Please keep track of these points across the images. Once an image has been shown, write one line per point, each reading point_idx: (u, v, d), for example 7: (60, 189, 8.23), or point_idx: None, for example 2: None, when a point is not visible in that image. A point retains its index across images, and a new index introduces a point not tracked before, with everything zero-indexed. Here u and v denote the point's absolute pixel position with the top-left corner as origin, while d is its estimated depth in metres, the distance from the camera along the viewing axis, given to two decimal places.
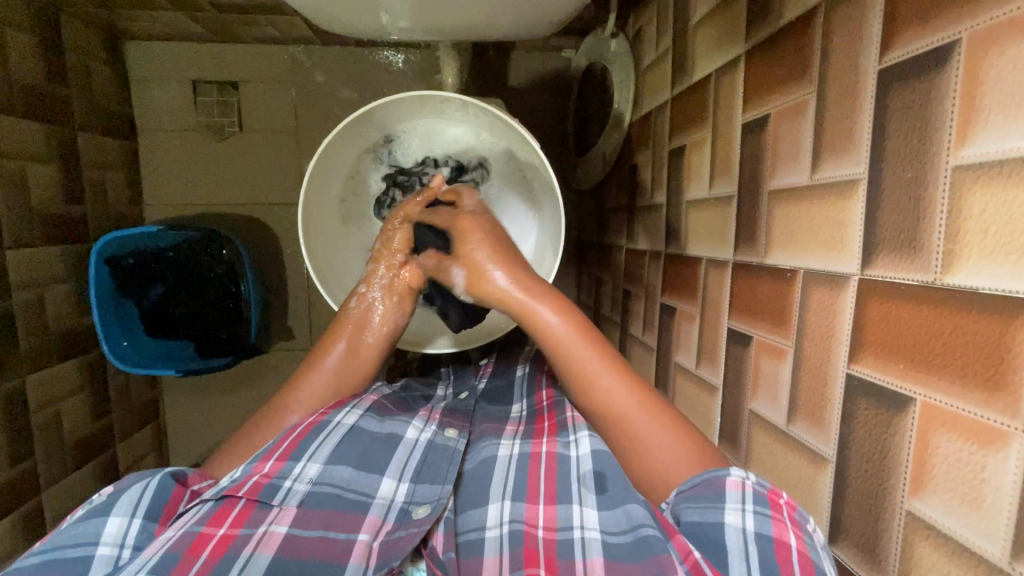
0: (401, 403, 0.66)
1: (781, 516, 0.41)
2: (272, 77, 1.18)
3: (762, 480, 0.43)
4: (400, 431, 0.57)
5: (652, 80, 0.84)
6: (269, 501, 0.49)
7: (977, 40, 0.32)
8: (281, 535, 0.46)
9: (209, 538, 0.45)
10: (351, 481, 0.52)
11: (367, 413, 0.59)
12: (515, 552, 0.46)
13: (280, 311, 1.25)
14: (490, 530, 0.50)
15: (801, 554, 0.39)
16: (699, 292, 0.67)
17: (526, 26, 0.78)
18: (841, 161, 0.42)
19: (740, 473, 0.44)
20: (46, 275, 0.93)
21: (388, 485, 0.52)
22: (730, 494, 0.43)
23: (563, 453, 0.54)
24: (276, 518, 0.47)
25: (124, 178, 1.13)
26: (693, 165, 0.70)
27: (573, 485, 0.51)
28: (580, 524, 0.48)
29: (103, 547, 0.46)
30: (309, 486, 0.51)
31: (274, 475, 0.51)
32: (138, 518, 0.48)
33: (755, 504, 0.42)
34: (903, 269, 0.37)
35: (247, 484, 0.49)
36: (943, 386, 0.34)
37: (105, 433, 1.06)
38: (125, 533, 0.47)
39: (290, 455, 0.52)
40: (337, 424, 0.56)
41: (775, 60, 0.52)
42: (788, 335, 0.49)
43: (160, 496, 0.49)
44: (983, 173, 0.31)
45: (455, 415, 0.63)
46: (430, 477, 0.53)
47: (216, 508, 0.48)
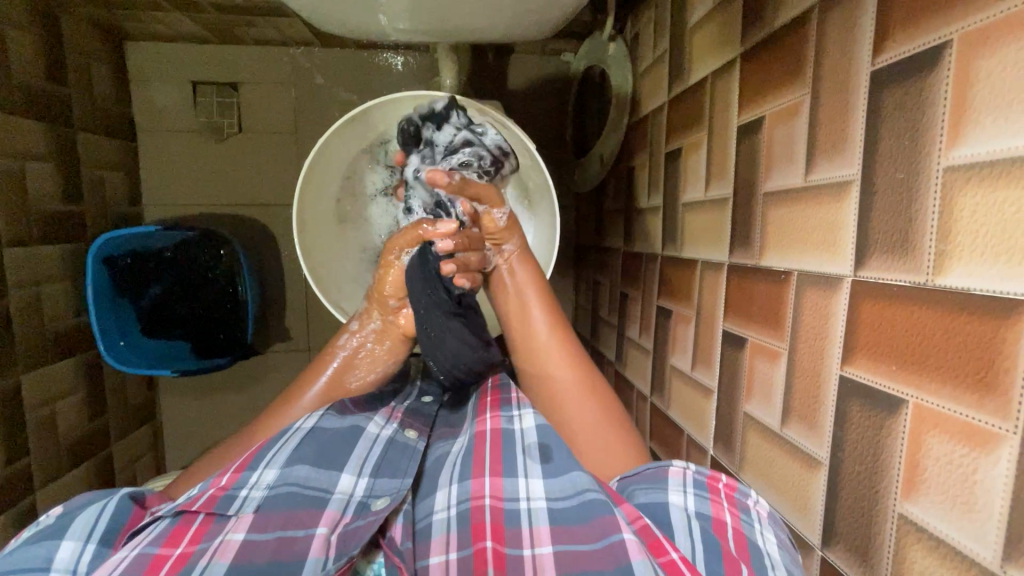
0: (366, 403, 0.62)
1: (719, 498, 0.46)
2: (271, 79, 1.18)
3: (703, 467, 0.48)
4: (361, 424, 0.58)
5: (649, 83, 0.85)
6: (225, 513, 0.47)
7: (968, 41, 0.32)
8: (237, 543, 0.45)
9: (165, 559, 0.43)
10: (309, 478, 0.51)
11: (327, 412, 0.58)
12: (463, 531, 0.48)
13: (278, 312, 1.25)
14: (437, 513, 0.51)
15: (735, 530, 0.44)
16: (695, 295, 0.67)
17: (523, 29, 0.78)
18: (834, 162, 0.42)
19: (682, 462, 0.48)
20: (43, 274, 0.93)
21: (347, 480, 0.52)
22: (672, 479, 0.48)
23: (507, 428, 0.57)
24: (232, 527, 0.46)
25: (122, 178, 1.14)
26: (689, 167, 0.70)
27: (519, 457, 0.54)
28: (526, 496, 0.51)
29: (52, 573, 0.44)
30: (265, 491, 0.49)
31: (231, 486, 0.50)
32: (92, 543, 0.46)
33: (696, 487, 0.47)
34: (896, 270, 0.36)
35: (202, 498, 0.48)
36: (934, 389, 0.34)
37: (100, 433, 1.05)
38: (79, 557, 0.45)
39: (246, 466, 0.51)
40: (297, 430, 0.55)
41: (769, 62, 0.52)
42: (782, 337, 0.49)
43: (116, 519, 0.48)
44: (975, 174, 0.31)
45: (417, 415, 0.63)
46: (390, 471, 0.54)
47: (172, 526, 0.46)
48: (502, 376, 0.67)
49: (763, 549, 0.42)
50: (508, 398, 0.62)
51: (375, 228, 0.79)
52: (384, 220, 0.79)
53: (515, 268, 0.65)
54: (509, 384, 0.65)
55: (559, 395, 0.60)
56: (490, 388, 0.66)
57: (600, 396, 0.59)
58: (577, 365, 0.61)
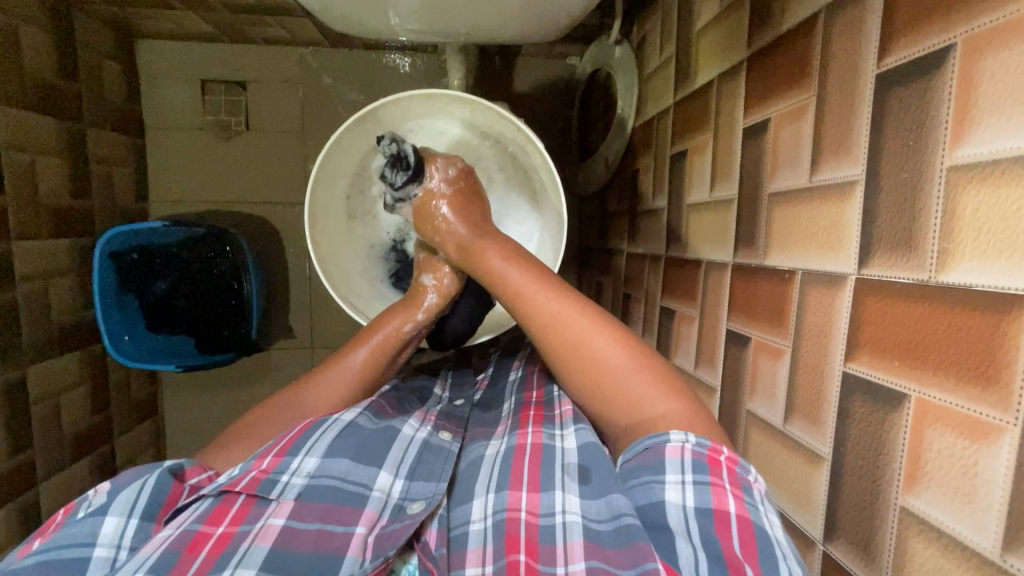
0: (397, 404, 0.64)
1: (720, 482, 0.42)
2: (280, 78, 1.19)
3: (702, 440, 0.45)
4: (396, 426, 0.57)
5: (655, 86, 0.86)
6: (266, 496, 0.48)
7: (972, 44, 0.33)
8: (278, 527, 0.46)
9: (207, 538, 0.45)
10: (349, 472, 0.51)
11: (364, 410, 0.58)
12: (498, 543, 0.46)
13: (282, 308, 1.26)
14: (473, 524, 0.49)
15: (740, 518, 0.41)
16: (699, 294, 0.68)
17: (531, 30, 0.79)
18: (839, 162, 0.43)
19: (679, 437, 0.45)
20: (50, 267, 0.94)
21: (385, 479, 0.51)
22: (669, 463, 0.44)
23: (547, 444, 0.53)
24: (273, 512, 0.47)
25: (131, 174, 1.15)
26: (694, 169, 0.71)
27: (557, 472, 0.50)
28: (561, 509, 0.47)
29: (98, 548, 0.44)
30: (306, 480, 0.50)
31: (272, 470, 0.50)
32: (135, 518, 0.46)
33: (694, 472, 0.43)
34: (900, 268, 0.37)
35: (244, 480, 0.49)
36: (935, 382, 0.34)
37: (103, 426, 1.06)
38: (122, 533, 0.45)
39: (288, 450, 0.52)
40: (336, 420, 0.56)
41: (776, 64, 0.53)
42: (785, 335, 0.50)
43: (157, 495, 0.48)
44: (978, 173, 0.32)
45: (450, 420, 0.63)
46: (425, 474, 0.53)
47: (215, 505, 0.48)
48: (546, 393, 0.64)
49: (770, 534, 0.40)
50: (551, 414, 0.59)
51: (384, 225, 0.80)
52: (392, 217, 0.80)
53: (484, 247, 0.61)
54: (552, 399, 0.62)
55: (578, 338, 0.53)
56: (533, 403, 0.62)
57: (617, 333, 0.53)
58: (596, 323, 0.53)
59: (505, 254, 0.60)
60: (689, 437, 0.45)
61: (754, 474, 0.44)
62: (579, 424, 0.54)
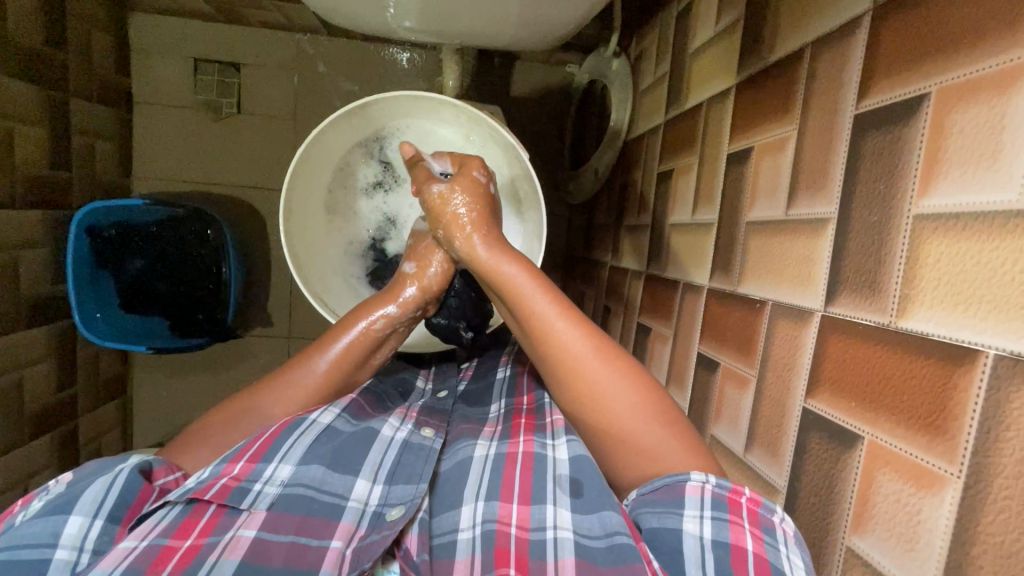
0: (376, 403, 0.64)
1: (739, 521, 0.41)
2: (275, 64, 1.18)
3: (723, 481, 0.43)
4: (375, 427, 0.56)
5: (648, 102, 0.86)
6: (237, 506, 0.47)
7: (944, 96, 0.33)
8: (249, 539, 0.45)
9: (174, 551, 0.43)
10: (324, 481, 0.50)
11: (343, 412, 0.57)
12: (486, 555, 0.45)
13: (261, 295, 1.25)
14: (461, 532, 0.48)
15: (758, 559, 0.39)
16: (674, 314, 0.68)
17: (527, 38, 0.79)
18: (814, 200, 0.44)
19: (700, 478, 0.43)
20: (23, 239, 0.92)
21: (363, 488, 0.50)
22: (689, 500, 0.42)
23: (539, 453, 0.53)
24: (244, 523, 0.46)
25: (114, 148, 1.13)
26: (679, 189, 0.71)
27: (548, 484, 0.50)
28: (553, 524, 0.46)
29: (59, 550, 0.43)
30: (279, 489, 0.49)
31: (245, 477, 0.49)
32: (100, 519, 0.45)
33: (713, 509, 0.41)
34: (863, 310, 0.37)
35: (216, 487, 0.48)
36: (890, 427, 0.35)
37: (69, 403, 1.04)
38: (85, 535, 0.44)
39: (262, 456, 0.51)
40: (312, 424, 0.54)
41: (763, 94, 0.53)
42: (752, 364, 0.50)
43: (125, 494, 0.46)
44: (942, 224, 0.32)
45: (433, 414, 0.62)
46: (405, 477, 0.52)
47: (184, 515, 0.46)
48: (536, 398, 0.63)
49: None
50: (543, 423, 0.58)
51: (364, 221, 0.79)
52: (373, 214, 0.79)
53: (501, 264, 0.58)
54: (543, 407, 0.61)
55: (591, 388, 0.51)
56: (524, 409, 0.62)
57: (621, 363, 0.52)
58: (624, 373, 0.51)
59: (526, 271, 0.57)
60: (709, 478, 0.43)
61: (779, 515, 0.41)
62: (568, 435, 0.53)
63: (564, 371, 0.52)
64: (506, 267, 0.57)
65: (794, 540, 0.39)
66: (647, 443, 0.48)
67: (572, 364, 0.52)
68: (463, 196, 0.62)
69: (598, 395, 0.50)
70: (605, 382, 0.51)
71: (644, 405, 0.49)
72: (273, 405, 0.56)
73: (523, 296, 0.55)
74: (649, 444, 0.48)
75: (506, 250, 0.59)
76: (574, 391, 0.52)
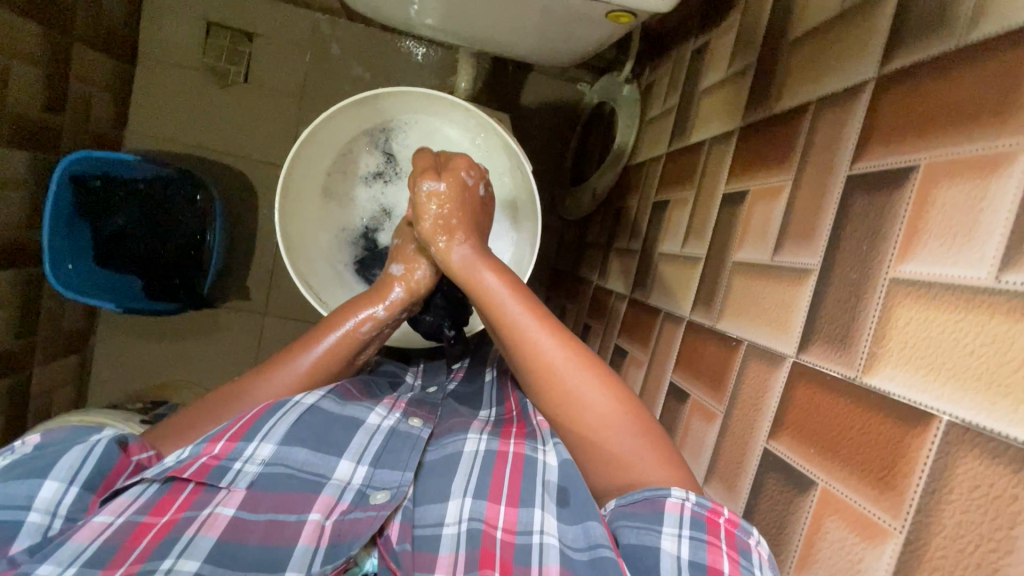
0: (365, 390, 0.63)
1: (717, 543, 0.40)
2: (289, 40, 1.18)
3: (703, 500, 0.43)
4: (362, 414, 0.55)
5: (653, 131, 0.88)
6: (215, 484, 0.48)
7: (932, 171, 0.35)
8: (226, 519, 0.46)
9: (149, 529, 0.44)
10: (306, 463, 0.50)
11: (329, 394, 0.56)
12: (470, 554, 0.46)
13: (242, 268, 1.23)
14: (446, 527, 0.49)
15: None
16: (651, 341, 0.70)
17: (545, 53, 0.81)
18: (799, 250, 0.45)
19: (680, 495, 0.43)
20: (6, 178, 0.90)
21: (346, 469, 0.51)
22: (668, 517, 0.42)
23: (530, 456, 0.53)
24: (222, 501, 0.47)
25: (111, 100, 1.12)
26: (672, 221, 0.73)
27: (537, 489, 0.50)
28: (540, 529, 0.47)
29: (33, 513, 0.43)
30: (260, 468, 0.49)
31: (224, 456, 0.49)
32: (75, 487, 0.44)
33: (692, 528, 0.41)
34: (831, 361, 0.39)
35: (195, 466, 0.48)
36: (845, 478, 0.36)
37: (27, 351, 1.02)
38: (60, 501, 0.44)
39: (243, 435, 0.50)
40: (297, 404, 0.53)
41: (764, 142, 0.55)
42: (720, 401, 0.52)
43: (102, 465, 0.46)
44: (914, 290, 0.34)
45: (421, 406, 0.62)
46: (391, 463, 0.52)
47: (161, 492, 0.47)
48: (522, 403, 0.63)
49: None
50: (534, 427, 0.57)
51: (359, 208, 0.79)
52: (370, 203, 0.79)
53: (480, 275, 0.59)
54: (528, 411, 0.61)
55: (566, 395, 0.52)
56: (514, 417, 0.61)
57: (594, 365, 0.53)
58: (603, 384, 0.52)
59: (508, 282, 0.58)
60: (690, 496, 0.43)
61: (755, 538, 0.41)
62: (555, 439, 0.53)
63: (540, 379, 0.53)
64: (486, 278, 0.59)
65: (768, 565, 0.39)
66: (619, 451, 0.48)
67: (548, 374, 0.53)
68: (444, 184, 0.62)
69: (574, 401, 0.51)
70: (579, 391, 0.51)
71: (620, 415, 0.50)
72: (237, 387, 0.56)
73: (501, 305, 0.57)
74: (623, 452, 0.48)
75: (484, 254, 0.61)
76: (550, 398, 0.53)
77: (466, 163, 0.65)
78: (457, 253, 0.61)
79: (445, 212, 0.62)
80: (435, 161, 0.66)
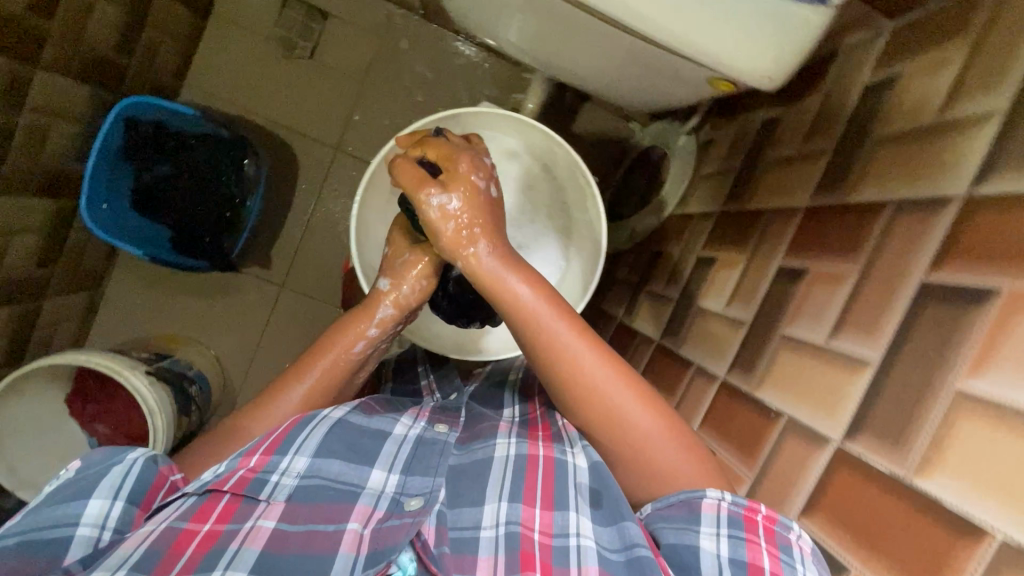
0: (388, 404, 0.70)
1: (755, 540, 0.45)
2: (362, 27, 1.20)
3: (737, 500, 0.47)
4: (387, 427, 0.62)
5: (707, 187, 0.91)
6: (255, 496, 0.53)
7: (1013, 299, 0.37)
8: (268, 531, 0.50)
9: (194, 535, 0.49)
10: (340, 474, 0.56)
11: (352, 409, 0.63)
12: (511, 556, 0.50)
13: (268, 238, 1.23)
14: (484, 530, 0.53)
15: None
16: (678, 392, 0.72)
17: (616, 96, 0.83)
18: (857, 340, 0.47)
19: (716, 496, 0.47)
20: (63, 111, 0.93)
21: (378, 477, 0.56)
22: (705, 517, 0.47)
23: (560, 459, 0.57)
24: (262, 514, 0.52)
25: (179, 49, 1.13)
26: (717, 278, 0.75)
27: (570, 491, 0.54)
28: (576, 532, 0.51)
29: (82, 528, 0.49)
30: (295, 480, 0.55)
31: (261, 469, 0.55)
32: (119, 501, 0.50)
33: (730, 527, 0.46)
34: (880, 456, 0.41)
35: (233, 479, 0.54)
36: (876, 566, 0.40)
37: (41, 281, 1.03)
38: (106, 515, 0.50)
39: (275, 450, 0.56)
40: (325, 418, 0.60)
41: (831, 227, 0.57)
42: (750, 467, 0.54)
43: (141, 481, 0.52)
44: (982, 408, 0.36)
45: (445, 411, 0.69)
46: (421, 469, 0.57)
47: (201, 502, 0.52)
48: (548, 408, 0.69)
49: None
50: (558, 430, 0.63)
51: None
52: None
53: (510, 282, 0.59)
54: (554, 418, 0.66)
55: (609, 409, 0.55)
56: (539, 422, 0.66)
57: (630, 377, 0.56)
58: (644, 398, 0.55)
59: (545, 291, 0.59)
60: (725, 496, 0.47)
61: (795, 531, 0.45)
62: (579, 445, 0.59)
63: (581, 392, 0.56)
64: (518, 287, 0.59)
65: (810, 558, 0.44)
66: (662, 463, 0.52)
67: (590, 388, 0.56)
68: (458, 197, 0.62)
69: (617, 416, 0.55)
70: (621, 405, 0.55)
71: (662, 427, 0.54)
72: (248, 411, 0.64)
73: (537, 318, 0.58)
74: (667, 464, 0.52)
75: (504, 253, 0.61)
76: (592, 411, 0.56)
77: (471, 164, 0.64)
78: (487, 257, 0.61)
79: (470, 227, 0.61)
80: (444, 163, 0.64)
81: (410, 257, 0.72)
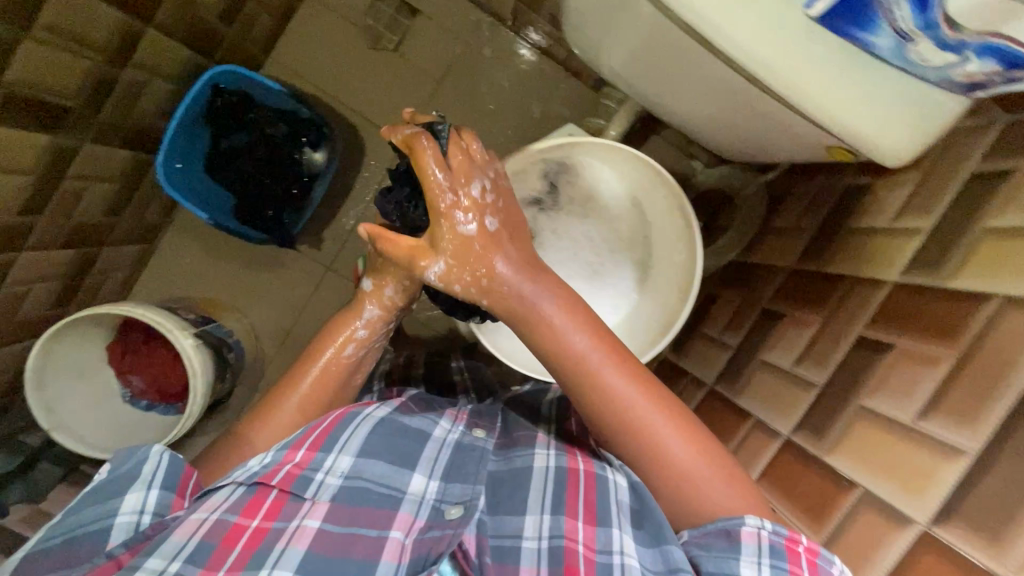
0: (423, 404, 0.73)
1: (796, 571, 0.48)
2: (448, 28, 1.22)
3: (778, 528, 0.50)
4: (429, 429, 0.66)
5: (776, 242, 0.91)
6: (301, 494, 0.56)
7: None
8: (313, 530, 0.54)
9: (244, 529, 0.53)
10: (385, 477, 0.59)
11: (390, 410, 0.67)
12: (554, 568, 0.53)
13: (324, 220, 1.25)
14: (525, 540, 0.56)
15: None
16: (733, 442, 0.73)
17: (705, 138, 0.84)
18: (952, 426, 0.48)
19: (755, 524, 0.50)
20: (162, 70, 0.96)
21: (420, 483, 0.60)
22: (747, 547, 0.50)
23: (600, 474, 0.60)
24: (307, 513, 0.55)
25: (270, 25, 1.15)
26: (784, 335, 0.76)
27: (612, 508, 0.57)
28: (619, 550, 0.54)
29: (122, 517, 0.53)
30: (340, 480, 0.58)
31: (307, 467, 0.58)
32: (154, 490, 0.55)
33: (771, 557, 0.49)
34: (972, 545, 0.44)
35: (279, 475, 0.57)
36: None
37: (105, 228, 1.05)
38: (143, 503, 0.54)
39: (320, 447, 0.60)
40: (368, 417, 0.64)
41: (920, 305, 0.58)
42: (817, 530, 0.56)
43: (170, 471, 0.56)
44: None
45: (481, 416, 0.72)
46: (460, 478, 0.61)
47: (249, 495, 0.56)
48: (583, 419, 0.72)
49: None
50: (596, 448, 0.66)
51: None
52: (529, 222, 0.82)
53: (540, 301, 0.60)
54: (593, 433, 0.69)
55: (648, 432, 0.57)
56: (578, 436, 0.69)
57: (664, 400, 0.58)
58: (681, 422, 0.57)
59: (579, 311, 0.61)
60: (765, 524, 0.50)
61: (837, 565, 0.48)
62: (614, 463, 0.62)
63: (616, 416, 0.57)
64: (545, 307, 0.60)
65: None
66: (701, 488, 0.54)
67: (625, 411, 0.57)
68: (446, 254, 0.61)
69: (655, 439, 0.56)
70: (660, 428, 0.56)
71: (698, 452, 0.56)
72: (267, 405, 0.70)
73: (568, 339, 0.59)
74: (708, 489, 0.54)
75: (530, 275, 0.61)
76: (625, 433, 0.57)
77: (465, 204, 0.61)
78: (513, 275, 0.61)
79: (472, 278, 0.61)
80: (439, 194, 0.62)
81: (389, 258, 0.73)
